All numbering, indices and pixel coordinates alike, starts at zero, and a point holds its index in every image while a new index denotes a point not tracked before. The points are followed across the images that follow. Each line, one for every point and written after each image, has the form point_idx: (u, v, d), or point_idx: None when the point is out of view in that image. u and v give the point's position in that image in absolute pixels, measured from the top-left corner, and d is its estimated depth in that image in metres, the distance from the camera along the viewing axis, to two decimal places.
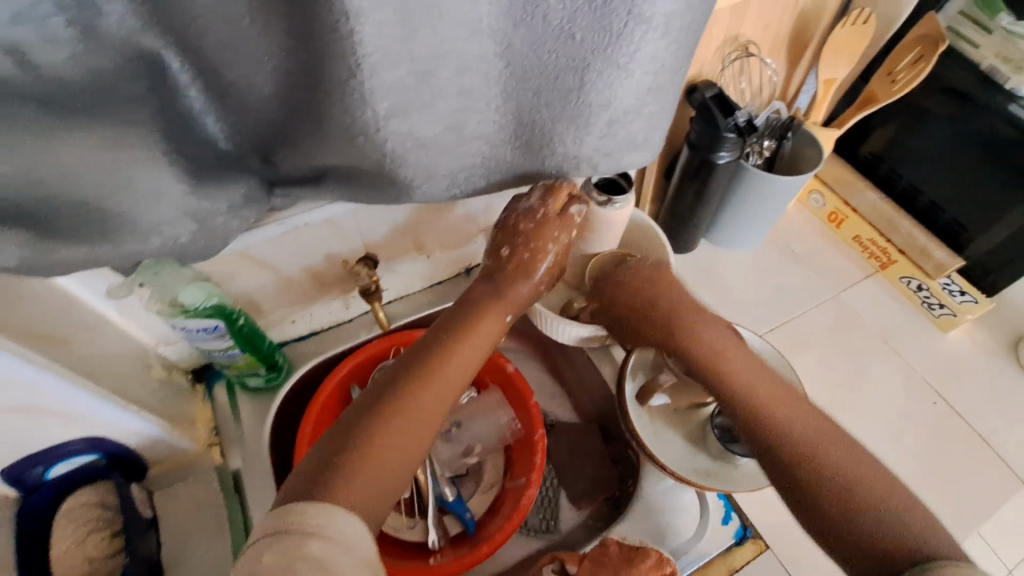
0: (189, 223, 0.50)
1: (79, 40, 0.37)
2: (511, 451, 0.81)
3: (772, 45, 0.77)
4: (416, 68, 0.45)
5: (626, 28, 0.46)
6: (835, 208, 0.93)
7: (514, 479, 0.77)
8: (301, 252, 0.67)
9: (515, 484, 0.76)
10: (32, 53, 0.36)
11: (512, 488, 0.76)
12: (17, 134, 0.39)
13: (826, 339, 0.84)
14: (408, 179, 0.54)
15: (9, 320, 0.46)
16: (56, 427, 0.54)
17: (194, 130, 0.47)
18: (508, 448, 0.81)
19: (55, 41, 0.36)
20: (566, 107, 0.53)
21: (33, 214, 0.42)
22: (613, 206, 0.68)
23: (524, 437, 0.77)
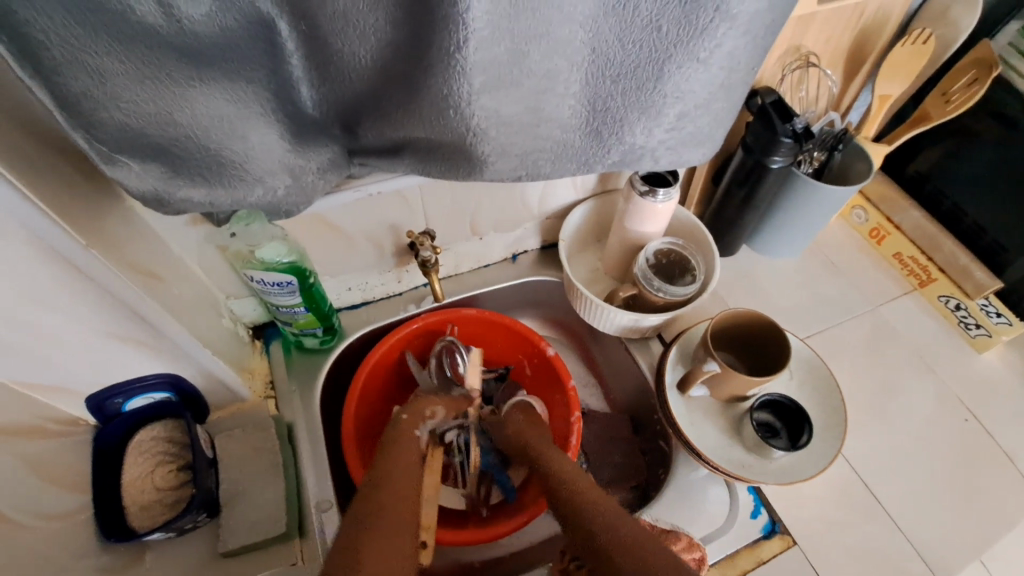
0: (286, 176, 0.54)
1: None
2: None
3: (831, 58, 0.79)
4: (514, 46, 0.48)
5: (711, 24, 0.49)
6: (877, 224, 0.94)
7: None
8: (369, 219, 0.71)
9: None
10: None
11: None
12: (157, 77, 0.42)
13: (862, 350, 0.85)
14: (485, 155, 0.57)
15: (119, 249, 0.50)
16: (141, 358, 0.58)
17: (292, 95, 0.50)
18: None
19: None
20: (642, 97, 0.56)
21: (161, 153, 0.46)
22: (656, 197, 0.72)
23: (559, 420, 0.79)
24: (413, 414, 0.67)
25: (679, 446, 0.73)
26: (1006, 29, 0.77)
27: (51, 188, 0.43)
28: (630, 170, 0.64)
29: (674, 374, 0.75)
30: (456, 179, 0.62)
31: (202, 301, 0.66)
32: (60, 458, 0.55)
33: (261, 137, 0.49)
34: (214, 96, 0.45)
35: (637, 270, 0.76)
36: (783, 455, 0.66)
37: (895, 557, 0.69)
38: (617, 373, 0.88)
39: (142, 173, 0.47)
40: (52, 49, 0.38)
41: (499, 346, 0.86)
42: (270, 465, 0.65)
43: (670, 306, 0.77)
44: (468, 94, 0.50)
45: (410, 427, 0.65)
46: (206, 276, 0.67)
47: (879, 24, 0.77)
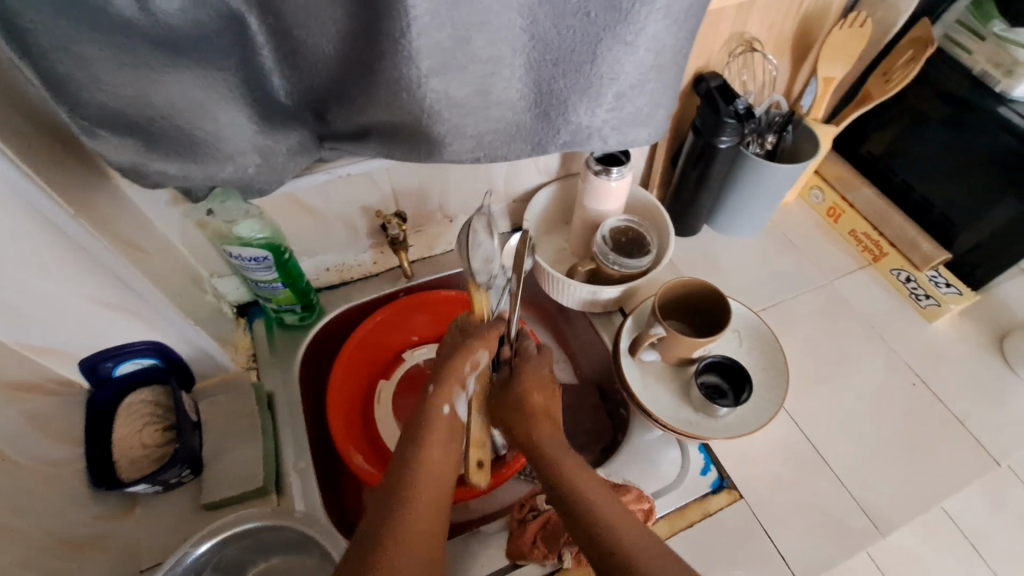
0: (255, 156, 0.59)
1: None
2: None
3: (776, 44, 0.84)
4: (455, 33, 0.53)
5: (633, 8, 0.54)
6: (833, 202, 0.99)
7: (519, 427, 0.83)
8: (340, 201, 0.76)
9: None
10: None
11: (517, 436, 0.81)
12: (134, 65, 0.48)
13: (816, 321, 0.89)
14: (441, 135, 0.63)
15: (108, 223, 0.56)
16: (130, 327, 0.64)
17: (263, 82, 0.56)
18: None
19: None
20: (581, 79, 0.61)
21: (143, 135, 0.52)
22: (610, 176, 0.77)
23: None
24: (441, 384, 0.64)
25: (635, 411, 0.77)
26: (954, 8, 0.82)
27: (41, 164, 0.48)
28: (581, 149, 0.69)
29: (629, 341, 0.79)
30: (419, 161, 0.67)
31: (187, 277, 0.71)
32: (57, 415, 0.61)
33: (231, 119, 0.55)
34: (188, 81, 0.51)
35: (595, 246, 0.81)
36: (727, 414, 0.70)
37: (840, 510, 0.72)
38: (584, 348, 0.93)
39: (122, 146, 0.52)
40: (39, 37, 0.43)
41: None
42: (248, 428, 0.70)
43: (626, 280, 0.82)
44: (418, 77, 0.56)
45: (440, 409, 0.62)
46: (191, 254, 0.72)
47: (820, 10, 0.81)
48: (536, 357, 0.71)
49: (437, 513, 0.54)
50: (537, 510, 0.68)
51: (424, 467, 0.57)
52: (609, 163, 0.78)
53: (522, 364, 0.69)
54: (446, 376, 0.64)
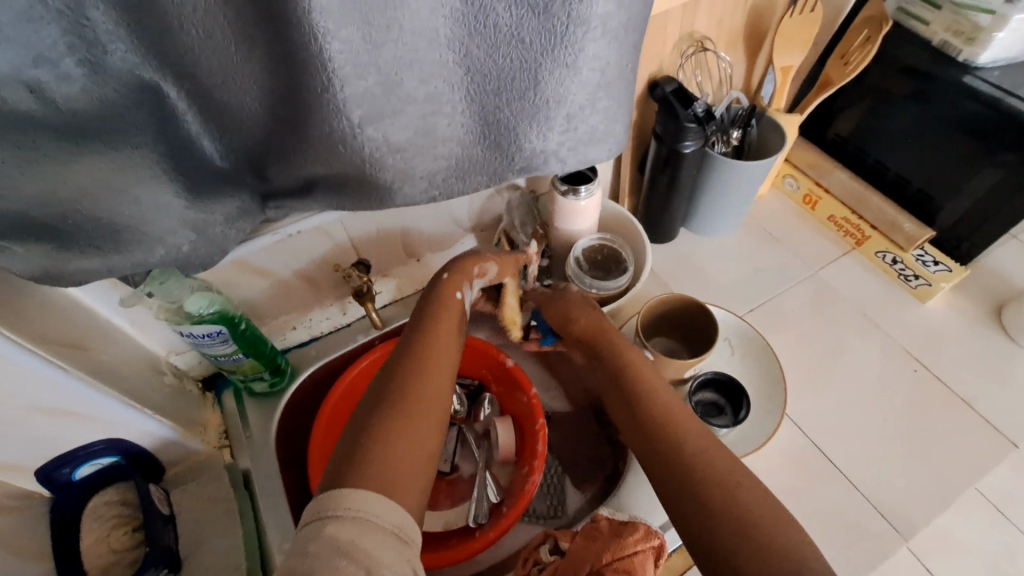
0: (189, 232, 0.55)
1: (87, 75, 0.43)
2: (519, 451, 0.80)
3: (728, 39, 0.81)
4: (383, 77, 0.50)
5: (569, 30, 0.51)
6: (808, 189, 0.96)
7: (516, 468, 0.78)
8: (296, 258, 0.72)
9: (517, 473, 0.77)
10: (43, 81, 0.41)
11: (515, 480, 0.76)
12: (36, 158, 0.44)
13: (808, 315, 0.86)
14: (389, 182, 0.59)
15: (34, 328, 0.51)
16: (81, 428, 0.59)
17: (192, 150, 0.52)
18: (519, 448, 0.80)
19: (67, 78, 0.42)
20: (527, 106, 0.57)
21: (57, 230, 0.48)
22: (579, 195, 0.74)
23: (525, 431, 0.79)
24: (455, 276, 0.67)
25: None
26: None
27: None
28: (541, 175, 0.66)
29: None
30: (371, 209, 0.63)
31: (139, 361, 0.67)
32: (9, 537, 0.56)
33: (156, 198, 0.51)
34: (100, 166, 0.47)
35: (569, 270, 0.78)
36: (728, 432, 0.66)
37: (858, 516, 0.69)
38: (574, 373, 0.89)
39: (29, 256, 0.48)
40: None
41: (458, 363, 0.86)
42: (225, 512, 0.68)
43: (608, 301, 0.78)
44: (352, 127, 0.52)
45: (451, 292, 0.65)
46: (141, 336, 0.68)
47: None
48: (573, 292, 0.73)
49: (443, 382, 0.56)
50: (543, 563, 0.65)
51: (436, 340, 0.60)
52: (578, 182, 0.75)
53: (557, 299, 0.73)
54: (458, 269, 0.68)
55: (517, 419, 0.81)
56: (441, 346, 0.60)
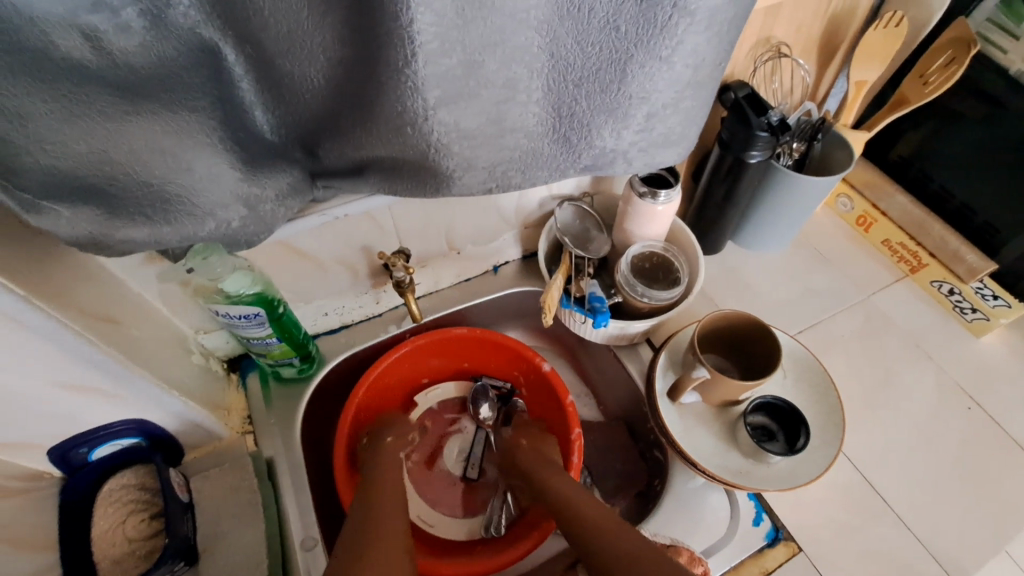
0: (240, 207, 0.51)
1: (148, 28, 0.38)
2: None
3: (804, 46, 0.78)
4: (466, 57, 0.46)
5: (670, 21, 0.48)
6: (863, 211, 0.92)
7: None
8: (338, 241, 0.69)
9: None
10: (101, 30, 0.36)
11: None
12: (87, 114, 0.39)
13: (858, 343, 0.83)
14: (449, 170, 0.55)
15: (69, 298, 0.47)
16: (106, 407, 0.55)
17: (243, 120, 0.48)
18: None
19: (128, 29, 0.37)
20: (606, 100, 0.54)
21: (106, 192, 0.44)
22: (658, 200, 0.70)
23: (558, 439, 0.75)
24: (393, 437, 0.70)
25: (674, 455, 0.70)
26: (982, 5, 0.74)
27: None
28: (604, 175, 0.62)
29: (665, 383, 0.72)
30: (424, 198, 0.59)
31: (169, 338, 0.63)
32: (22, 517, 0.52)
33: (209, 167, 0.47)
34: (153, 128, 0.43)
35: (619, 274, 0.74)
36: (780, 460, 0.63)
37: (905, 556, 0.66)
38: (609, 382, 0.85)
39: (74, 220, 0.44)
40: None
41: (489, 361, 0.83)
42: (247, 503, 0.64)
43: (656, 311, 0.75)
44: (424, 109, 0.48)
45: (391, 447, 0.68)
46: (172, 312, 0.64)
47: (848, 9, 0.75)
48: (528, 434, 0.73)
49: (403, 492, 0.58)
50: None
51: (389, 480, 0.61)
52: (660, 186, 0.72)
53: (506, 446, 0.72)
54: (396, 434, 0.71)
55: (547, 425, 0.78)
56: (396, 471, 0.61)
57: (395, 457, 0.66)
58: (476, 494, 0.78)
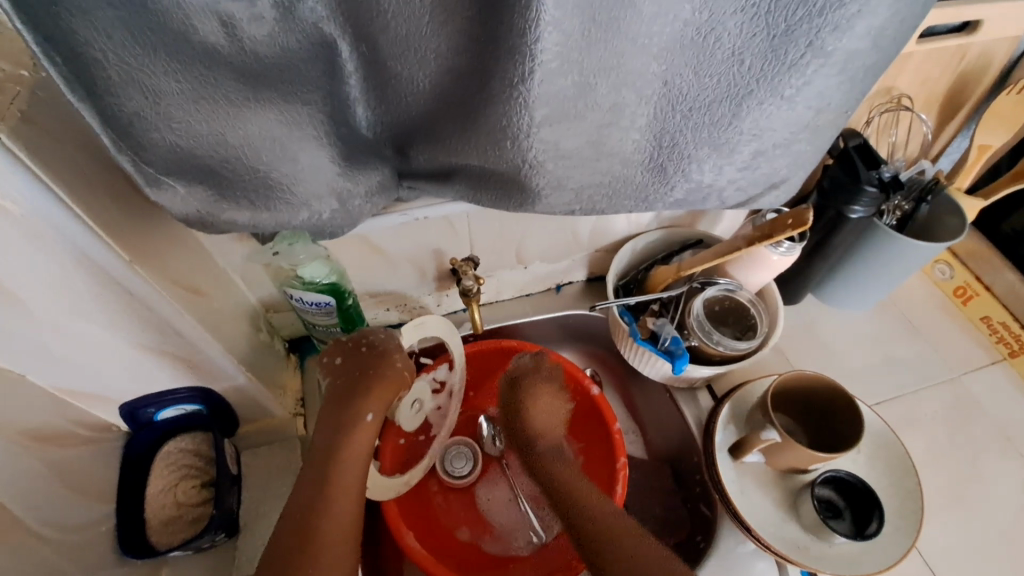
0: (333, 200, 0.52)
1: (277, 21, 0.38)
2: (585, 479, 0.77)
3: (925, 100, 0.73)
4: (581, 77, 0.44)
5: (802, 59, 0.45)
6: (964, 282, 0.86)
7: None
8: (414, 242, 0.69)
9: None
10: (236, 18, 0.36)
11: None
12: (213, 98, 0.40)
13: (941, 426, 0.76)
14: (538, 187, 0.53)
15: (166, 267, 0.49)
16: (179, 373, 0.58)
17: (344, 118, 0.48)
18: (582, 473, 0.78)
19: (260, 19, 0.37)
20: (714, 134, 0.51)
21: (214, 171, 0.45)
22: (779, 248, 0.64)
23: (602, 463, 0.74)
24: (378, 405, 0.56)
25: (725, 511, 0.66)
26: None
27: (96, 202, 0.41)
28: (692, 210, 0.60)
29: (725, 436, 0.68)
30: (505, 211, 0.58)
31: (241, 313, 0.65)
32: (84, 466, 0.54)
33: (311, 159, 0.47)
34: (268, 117, 0.43)
35: (691, 315, 0.69)
36: (844, 541, 0.58)
37: None
38: (659, 421, 0.81)
39: (187, 197, 0.46)
40: (108, 69, 0.36)
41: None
42: None
43: (727, 360, 0.70)
44: (528, 126, 0.47)
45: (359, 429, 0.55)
46: (248, 288, 0.66)
47: (981, 65, 0.70)
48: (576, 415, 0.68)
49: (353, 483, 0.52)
50: None
51: (337, 502, 0.50)
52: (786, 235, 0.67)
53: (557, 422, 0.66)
54: (380, 396, 0.57)
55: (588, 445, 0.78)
56: (350, 454, 0.53)
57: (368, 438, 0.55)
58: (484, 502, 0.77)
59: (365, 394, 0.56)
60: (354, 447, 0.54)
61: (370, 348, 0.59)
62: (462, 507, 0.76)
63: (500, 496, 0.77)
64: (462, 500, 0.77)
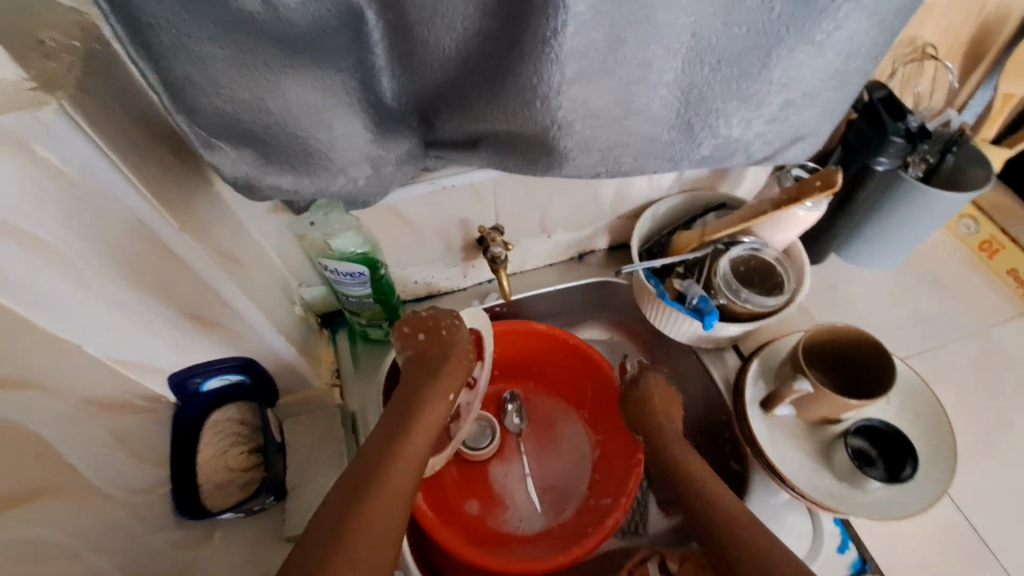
0: (367, 167, 0.53)
1: None
2: (598, 471, 0.79)
3: (951, 49, 0.73)
4: (610, 31, 0.45)
5: (833, 4, 0.45)
6: (990, 235, 0.85)
7: (598, 495, 0.76)
8: (441, 212, 0.70)
9: (599, 503, 0.75)
10: None
11: (597, 506, 0.74)
12: (253, 64, 0.41)
13: (970, 379, 0.76)
14: (566, 149, 0.54)
15: (207, 236, 0.50)
16: (225, 343, 0.60)
17: (376, 85, 0.48)
18: (595, 467, 0.79)
19: None
20: (742, 86, 0.51)
21: (255, 140, 0.46)
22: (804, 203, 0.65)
23: (621, 456, 0.76)
24: (450, 380, 0.66)
25: (757, 464, 0.68)
26: None
27: (141, 169, 0.43)
28: (718, 166, 0.60)
29: (755, 391, 0.69)
30: (533, 174, 0.59)
31: (277, 287, 0.67)
32: (140, 433, 0.56)
33: (346, 127, 0.48)
34: (305, 84, 0.44)
35: (717, 274, 0.69)
36: (879, 487, 0.60)
37: None
38: (685, 384, 0.82)
39: (228, 166, 0.47)
40: (158, 35, 0.37)
41: (558, 363, 0.83)
42: (335, 456, 0.67)
43: (754, 319, 0.70)
44: (558, 84, 0.47)
45: (440, 397, 0.64)
46: (283, 263, 0.68)
47: (1008, 11, 0.69)
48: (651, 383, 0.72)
49: (427, 436, 0.60)
50: None
51: (410, 448, 0.57)
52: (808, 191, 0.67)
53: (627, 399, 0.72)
54: (451, 370, 0.67)
55: (603, 441, 0.80)
56: (428, 416, 0.62)
57: (442, 404, 0.64)
58: (495, 484, 0.79)
59: (444, 370, 0.66)
60: (433, 408, 0.63)
61: (448, 333, 0.69)
62: (474, 482, 0.79)
63: (512, 474, 0.79)
64: (473, 481, 0.79)
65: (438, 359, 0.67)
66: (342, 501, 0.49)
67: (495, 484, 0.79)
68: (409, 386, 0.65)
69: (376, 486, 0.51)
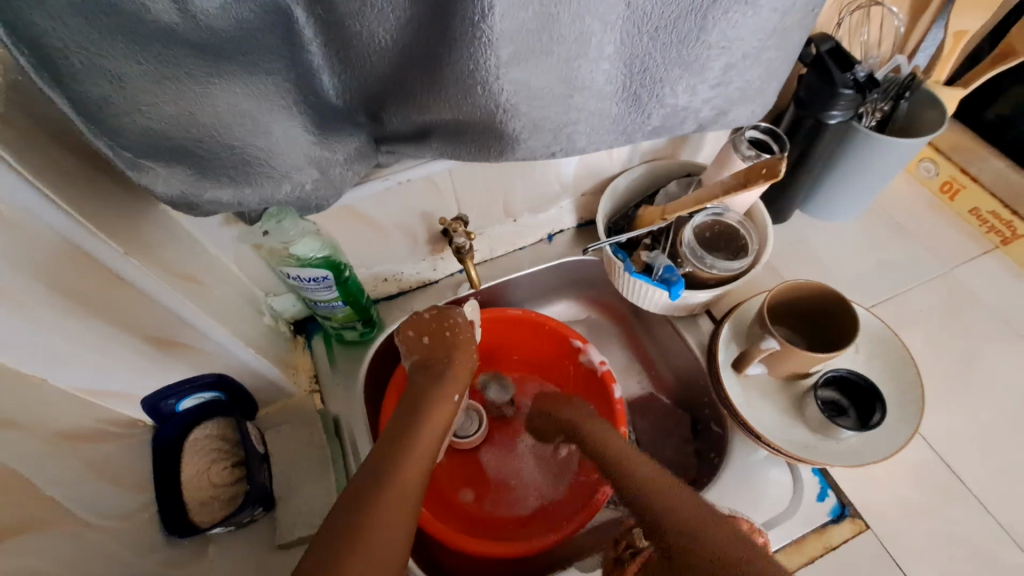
0: (313, 170, 0.52)
1: None
2: None
3: None
4: (542, 9, 0.44)
5: None
6: (950, 176, 0.85)
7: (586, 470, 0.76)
8: (401, 207, 0.69)
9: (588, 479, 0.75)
10: None
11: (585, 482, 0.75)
12: (175, 77, 0.40)
13: (938, 320, 0.78)
14: (516, 132, 0.53)
15: (156, 256, 0.50)
16: (195, 361, 0.60)
17: (312, 85, 0.47)
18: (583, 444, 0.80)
19: None
20: (683, 52, 0.51)
21: (190, 153, 0.45)
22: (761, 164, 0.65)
23: None
24: (457, 380, 0.66)
25: (733, 423, 0.69)
26: None
27: (72, 197, 0.41)
28: (670, 135, 0.60)
29: (727, 353, 0.70)
30: (487, 161, 0.58)
31: (242, 299, 0.66)
32: (120, 460, 0.56)
33: (285, 130, 0.47)
34: (234, 92, 0.43)
35: (683, 243, 0.70)
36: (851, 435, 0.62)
37: (981, 543, 0.64)
38: (664, 353, 0.83)
39: (165, 181, 0.46)
40: (68, 56, 0.36)
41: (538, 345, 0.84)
42: (319, 460, 0.68)
43: (721, 283, 0.71)
44: (495, 67, 0.46)
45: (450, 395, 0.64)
46: (245, 274, 0.68)
47: None
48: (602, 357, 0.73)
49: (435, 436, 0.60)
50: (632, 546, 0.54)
51: (419, 446, 0.58)
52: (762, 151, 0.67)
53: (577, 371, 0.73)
54: (458, 370, 0.67)
55: None
56: (436, 414, 0.62)
57: (449, 404, 0.64)
58: (486, 470, 0.80)
59: (449, 373, 0.66)
60: (441, 407, 0.63)
61: (451, 335, 0.69)
62: (465, 470, 0.80)
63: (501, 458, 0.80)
64: (465, 468, 0.80)
65: (443, 358, 0.67)
66: (351, 500, 0.50)
67: (486, 470, 0.80)
68: (415, 388, 0.65)
69: (384, 488, 0.52)
